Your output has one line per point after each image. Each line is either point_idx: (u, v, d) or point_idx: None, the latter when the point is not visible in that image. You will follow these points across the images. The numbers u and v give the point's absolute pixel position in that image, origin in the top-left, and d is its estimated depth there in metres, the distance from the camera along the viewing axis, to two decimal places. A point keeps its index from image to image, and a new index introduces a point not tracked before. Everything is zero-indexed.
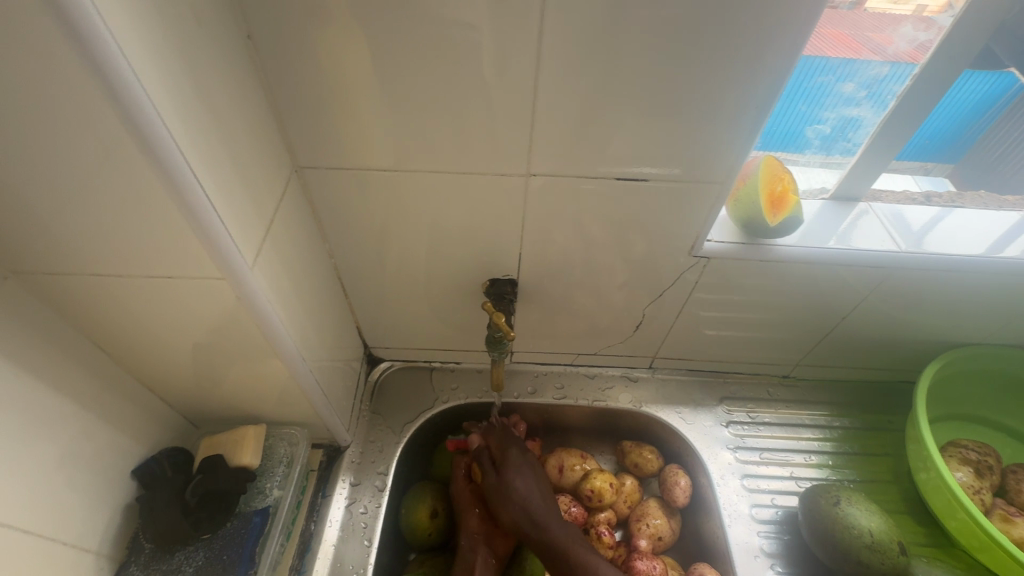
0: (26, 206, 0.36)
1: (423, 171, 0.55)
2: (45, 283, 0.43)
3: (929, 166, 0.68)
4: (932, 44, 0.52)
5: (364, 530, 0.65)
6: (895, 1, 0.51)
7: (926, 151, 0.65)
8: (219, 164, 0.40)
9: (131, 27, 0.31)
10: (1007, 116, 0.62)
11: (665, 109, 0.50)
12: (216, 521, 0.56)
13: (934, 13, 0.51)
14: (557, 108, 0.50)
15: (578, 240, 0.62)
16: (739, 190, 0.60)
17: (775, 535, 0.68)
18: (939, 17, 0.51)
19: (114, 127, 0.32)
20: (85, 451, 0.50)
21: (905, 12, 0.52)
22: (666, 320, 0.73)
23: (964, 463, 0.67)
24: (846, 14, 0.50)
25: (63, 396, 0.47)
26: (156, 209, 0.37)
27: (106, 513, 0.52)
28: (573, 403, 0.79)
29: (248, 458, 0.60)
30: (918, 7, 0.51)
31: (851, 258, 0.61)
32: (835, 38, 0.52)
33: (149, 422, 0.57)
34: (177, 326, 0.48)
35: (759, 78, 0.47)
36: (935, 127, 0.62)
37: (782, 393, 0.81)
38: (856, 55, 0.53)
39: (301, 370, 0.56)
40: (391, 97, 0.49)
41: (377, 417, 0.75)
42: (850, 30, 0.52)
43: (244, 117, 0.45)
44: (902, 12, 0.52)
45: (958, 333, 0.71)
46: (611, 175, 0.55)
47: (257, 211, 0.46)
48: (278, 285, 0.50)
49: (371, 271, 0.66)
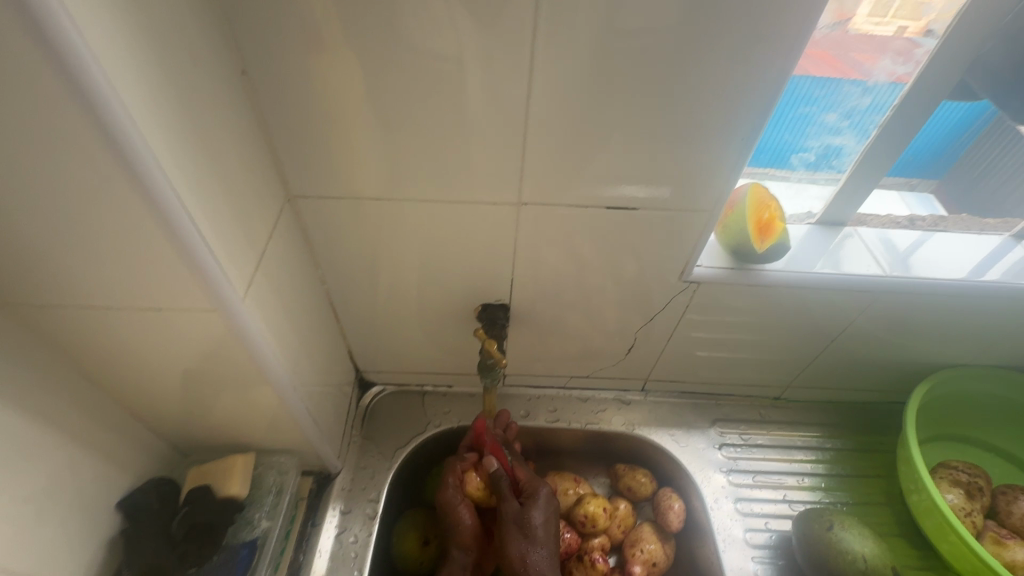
0: (15, 240, 0.36)
1: (416, 200, 0.55)
2: (33, 316, 0.43)
3: (915, 182, 0.68)
4: (912, 76, 0.53)
5: (355, 560, 0.63)
6: (878, 22, 0.51)
7: (910, 168, 0.66)
8: (213, 197, 0.41)
9: (127, 70, 0.32)
10: (986, 135, 0.63)
11: (652, 140, 0.51)
12: (203, 554, 0.55)
13: (915, 34, 0.52)
14: (548, 139, 0.51)
15: (568, 265, 0.63)
16: (727, 217, 0.61)
17: (769, 560, 0.67)
18: (926, 39, 0.52)
19: (108, 164, 0.32)
20: (68, 486, 0.48)
21: (887, 33, 0.52)
22: (657, 342, 0.73)
23: (954, 484, 0.68)
24: (830, 34, 0.50)
25: (48, 429, 0.46)
26: (148, 243, 0.37)
27: (89, 548, 0.51)
28: (567, 426, 0.78)
29: (236, 489, 0.58)
30: (901, 28, 0.51)
31: (837, 283, 0.62)
32: (821, 59, 0.52)
33: (135, 452, 0.56)
34: (167, 355, 0.47)
35: (744, 111, 0.49)
36: (918, 146, 0.63)
37: (774, 415, 0.81)
38: (843, 75, 0.53)
39: (291, 397, 0.55)
40: (385, 129, 0.49)
41: (369, 443, 0.74)
42: (834, 51, 0.52)
43: (239, 149, 0.45)
44: (885, 33, 0.52)
45: (944, 355, 0.72)
46: (601, 202, 0.56)
47: (250, 242, 0.46)
48: (270, 313, 0.50)
49: (363, 296, 0.66)
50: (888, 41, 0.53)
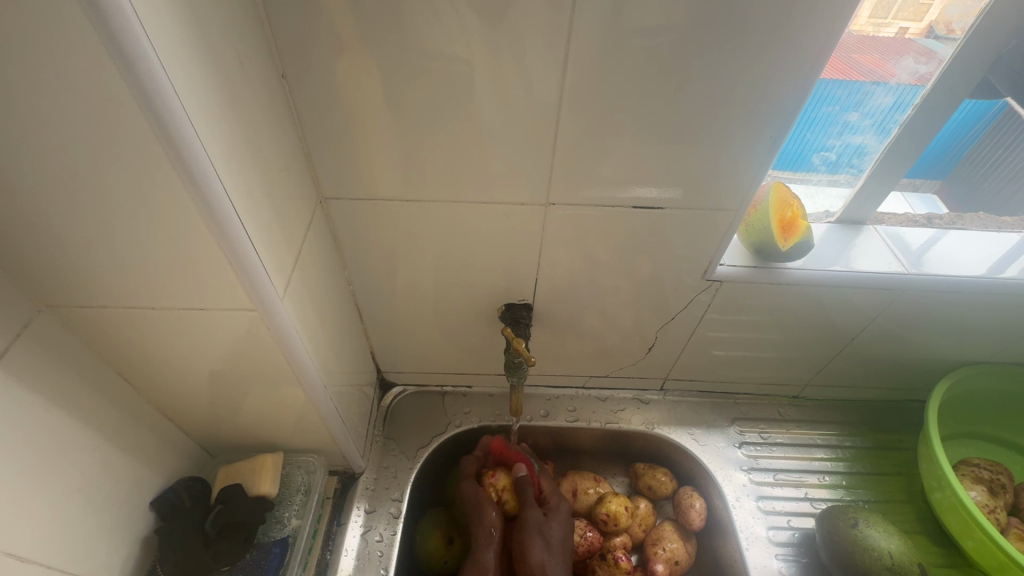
0: (66, 242, 0.37)
1: (443, 201, 0.56)
2: (76, 316, 0.43)
3: (918, 183, 0.68)
4: (931, 77, 0.54)
5: (380, 559, 0.64)
6: (879, 24, 0.51)
7: (917, 168, 0.65)
8: (256, 199, 0.41)
9: (184, 73, 0.32)
10: (992, 131, 0.63)
11: (680, 139, 0.51)
12: (236, 551, 0.56)
13: (915, 36, 0.54)
14: (577, 139, 0.51)
15: (591, 264, 0.63)
16: (751, 216, 0.61)
17: (792, 557, 0.67)
18: (930, 40, 0.53)
19: (162, 165, 0.33)
20: (105, 483, 0.49)
21: (889, 35, 0.53)
22: (678, 342, 0.74)
23: (977, 481, 0.68)
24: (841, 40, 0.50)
25: (87, 427, 0.47)
26: (193, 243, 0.38)
27: (124, 545, 0.52)
28: (586, 426, 0.79)
29: (266, 487, 0.59)
30: (901, 29, 0.53)
31: (859, 281, 0.63)
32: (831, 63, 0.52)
33: (167, 452, 0.56)
34: (204, 355, 0.48)
35: (771, 111, 0.49)
36: (935, 145, 0.63)
37: (793, 413, 0.81)
38: (847, 76, 0.54)
39: (320, 396, 0.56)
40: (416, 131, 0.50)
41: (391, 443, 0.75)
42: (840, 54, 0.52)
43: (277, 151, 0.46)
44: (886, 35, 0.53)
45: (964, 353, 0.72)
46: (626, 202, 0.57)
47: (287, 243, 0.47)
48: (302, 312, 0.50)
49: (388, 297, 0.67)
50: (891, 44, 0.54)
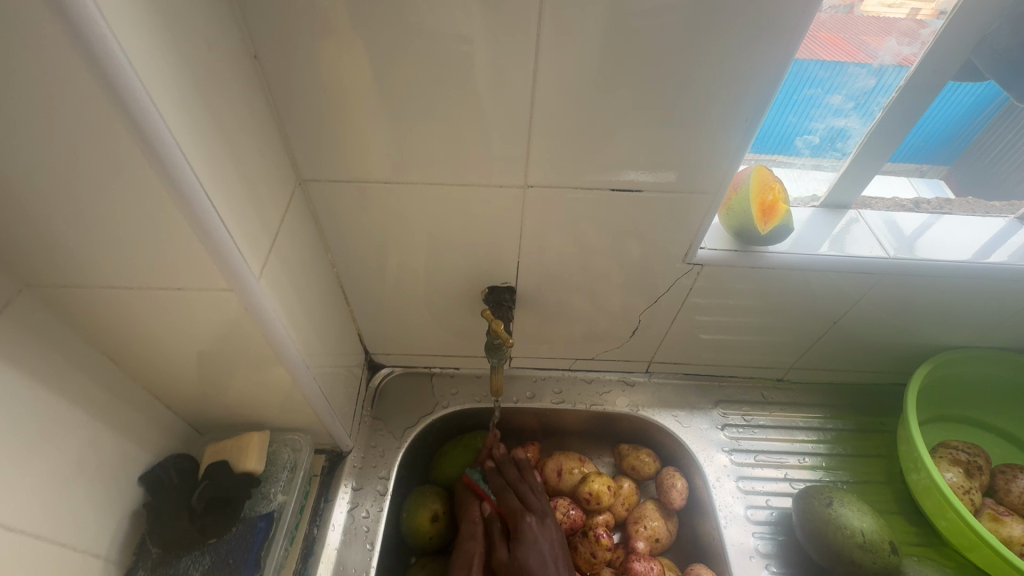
0: (40, 222, 0.37)
1: (423, 183, 0.56)
2: (57, 296, 0.44)
3: (925, 168, 0.68)
4: (917, 57, 0.53)
5: (366, 534, 0.65)
6: (888, 6, 0.52)
7: (921, 154, 0.66)
8: (229, 180, 0.42)
9: (147, 54, 0.33)
10: (1000, 118, 0.62)
11: (657, 123, 0.51)
12: (221, 526, 0.57)
13: (928, 17, 0.52)
14: (554, 122, 0.51)
15: (573, 250, 0.64)
16: (731, 199, 0.61)
17: (769, 535, 0.69)
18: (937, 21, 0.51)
19: (130, 147, 0.34)
20: (93, 459, 0.50)
21: (898, 16, 0.53)
22: (662, 325, 0.74)
23: (954, 463, 0.69)
24: (838, 15, 0.51)
25: (74, 405, 0.48)
26: (168, 224, 0.39)
27: (114, 518, 0.53)
28: (572, 407, 0.80)
29: (253, 464, 0.60)
30: (913, 10, 0.52)
31: (841, 264, 0.63)
32: (830, 43, 0.53)
33: (155, 429, 0.58)
34: (186, 335, 0.49)
35: (747, 92, 0.49)
36: (931, 129, 0.62)
37: (776, 395, 0.82)
38: (854, 58, 0.54)
39: (305, 375, 0.57)
40: (392, 113, 0.50)
41: (379, 422, 0.76)
42: (844, 34, 0.53)
43: (252, 133, 0.46)
44: (896, 16, 0.53)
45: (947, 337, 0.73)
46: (606, 185, 0.57)
47: (264, 223, 0.47)
48: (283, 292, 0.51)
49: (373, 279, 0.68)
50: (898, 23, 0.53)
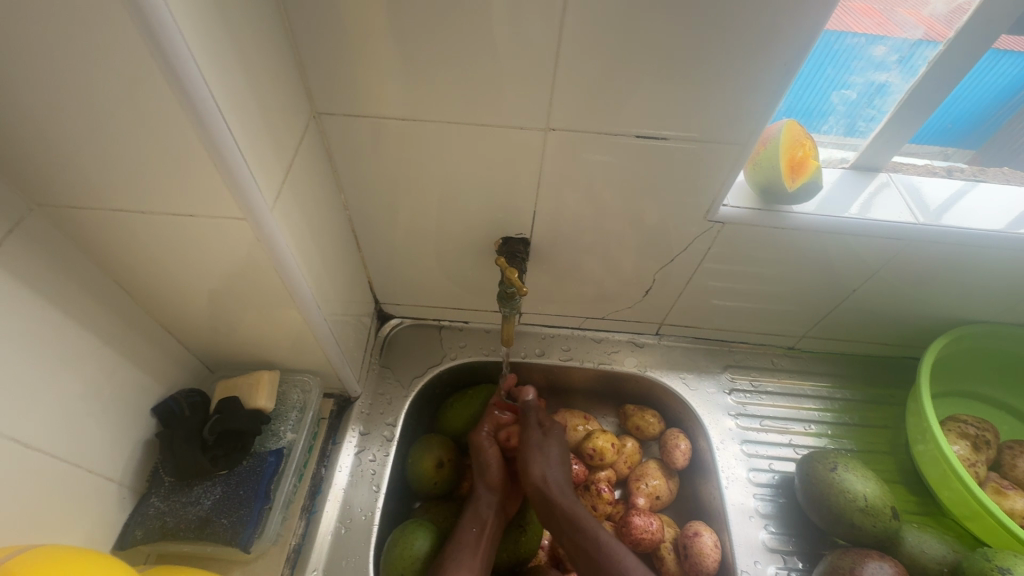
0: (50, 134, 0.37)
1: (439, 126, 0.54)
2: (70, 217, 0.44)
3: (950, 151, 0.66)
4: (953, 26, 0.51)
5: (373, 476, 0.67)
6: None
7: (947, 136, 0.64)
8: (243, 104, 0.40)
9: None
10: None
11: (689, 68, 0.48)
12: (232, 458, 0.58)
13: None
14: (579, 64, 0.49)
15: (591, 205, 0.62)
16: (759, 154, 0.59)
17: (770, 497, 0.70)
18: None
19: (143, 57, 0.33)
20: (105, 386, 0.51)
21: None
22: (676, 287, 0.73)
23: (962, 437, 0.68)
24: None
25: (86, 330, 0.48)
26: (179, 144, 0.37)
27: (126, 446, 0.54)
28: (579, 365, 0.80)
29: (262, 402, 0.61)
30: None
31: (866, 229, 0.61)
32: (864, 12, 0.52)
33: (167, 362, 0.58)
34: (196, 267, 0.49)
35: (787, 34, 0.46)
36: (958, 110, 0.61)
37: (786, 363, 0.82)
38: (886, 30, 0.54)
39: (316, 317, 0.56)
40: (409, 46, 0.48)
41: (387, 371, 0.77)
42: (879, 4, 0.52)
43: (268, 56, 0.44)
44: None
45: (967, 312, 0.71)
46: (627, 134, 0.54)
47: (277, 154, 0.46)
48: (295, 229, 0.50)
49: (385, 226, 0.67)
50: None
